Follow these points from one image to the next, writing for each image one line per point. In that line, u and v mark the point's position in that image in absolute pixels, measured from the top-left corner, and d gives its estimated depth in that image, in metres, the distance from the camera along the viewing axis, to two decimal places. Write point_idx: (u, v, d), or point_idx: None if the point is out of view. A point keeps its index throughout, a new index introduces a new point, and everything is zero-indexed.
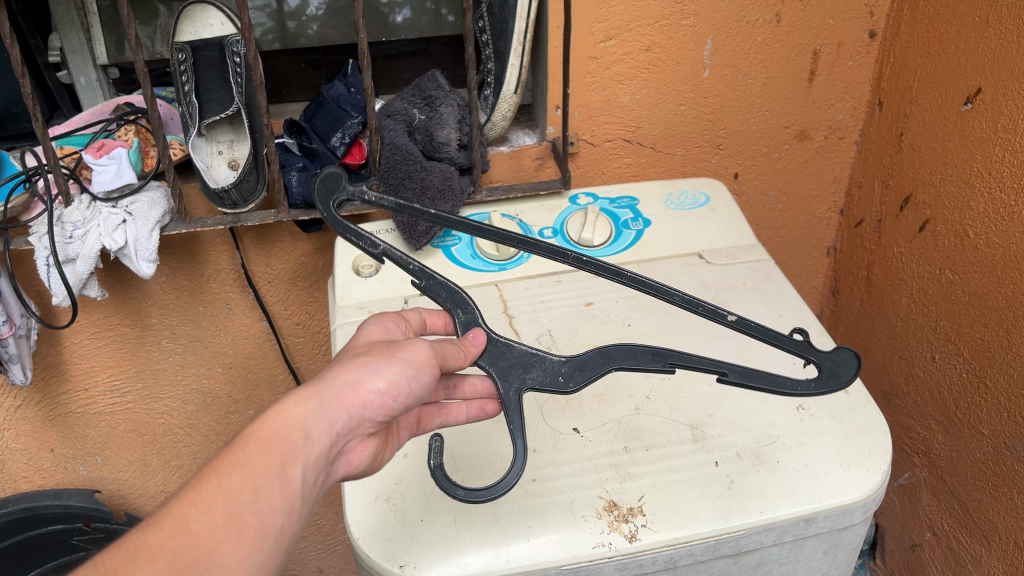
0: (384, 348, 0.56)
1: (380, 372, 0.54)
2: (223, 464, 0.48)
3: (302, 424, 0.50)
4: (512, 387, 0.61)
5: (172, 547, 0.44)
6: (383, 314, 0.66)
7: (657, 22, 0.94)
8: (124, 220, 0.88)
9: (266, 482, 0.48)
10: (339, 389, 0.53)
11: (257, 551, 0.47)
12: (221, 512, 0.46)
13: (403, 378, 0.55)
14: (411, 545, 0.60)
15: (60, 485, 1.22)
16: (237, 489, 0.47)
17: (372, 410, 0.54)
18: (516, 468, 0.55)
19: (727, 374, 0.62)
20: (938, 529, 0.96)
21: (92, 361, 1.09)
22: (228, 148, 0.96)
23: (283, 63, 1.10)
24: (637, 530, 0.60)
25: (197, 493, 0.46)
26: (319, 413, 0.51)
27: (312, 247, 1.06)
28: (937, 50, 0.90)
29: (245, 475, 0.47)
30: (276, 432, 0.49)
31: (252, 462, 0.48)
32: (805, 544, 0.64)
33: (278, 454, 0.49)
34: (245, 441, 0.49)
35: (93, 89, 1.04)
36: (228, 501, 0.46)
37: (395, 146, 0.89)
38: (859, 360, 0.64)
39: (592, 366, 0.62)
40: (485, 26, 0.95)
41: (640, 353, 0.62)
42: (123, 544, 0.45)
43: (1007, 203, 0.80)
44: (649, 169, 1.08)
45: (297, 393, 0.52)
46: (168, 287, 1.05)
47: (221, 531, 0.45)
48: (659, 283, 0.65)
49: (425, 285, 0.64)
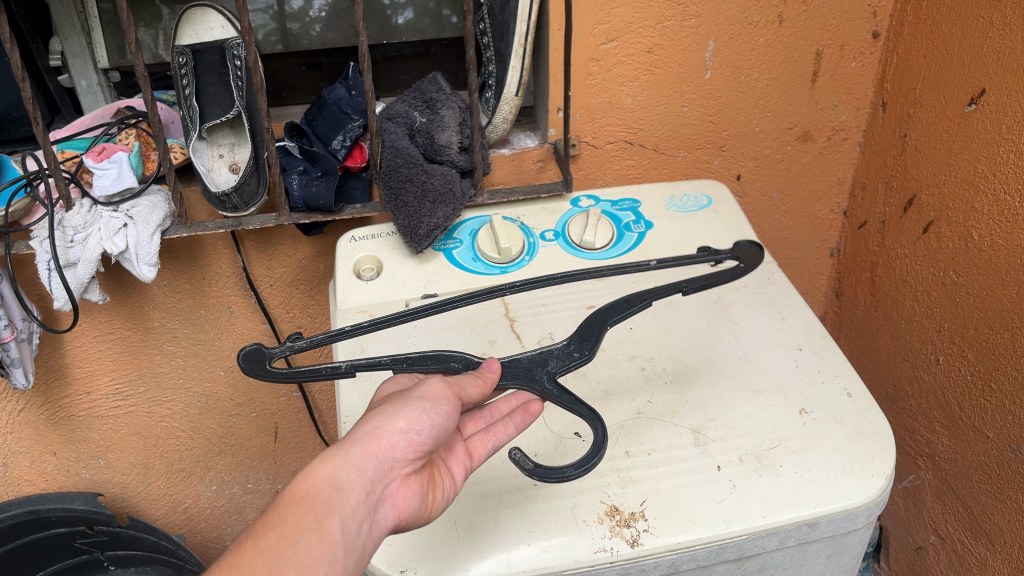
0: (403, 394, 0.57)
1: (398, 413, 0.54)
2: (260, 528, 0.49)
3: (332, 477, 0.51)
4: (543, 379, 0.65)
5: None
6: (396, 377, 0.66)
7: (659, 24, 0.94)
8: (125, 224, 0.88)
9: (303, 537, 0.49)
10: (361, 438, 0.53)
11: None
12: (260, 568, 0.47)
13: (422, 412, 0.54)
14: (412, 551, 0.60)
15: (63, 488, 1.22)
16: (274, 547, 0.48)
17: (400, 450, 0.53)
18: (598, 425, 0.60)
19: (686, 288, 0.73)
20: (942, 532, 0.96)
21: (94, 365, 1.10)
22: (229, 152, 0.96)
23: (284, 65, 1.09)
24: (639, 535, 0.60)
25: (237, 555, 0.48)
26: (346, 463, 0.52)
27: (314, 251, 1.06)
28: (940, 52, 0.89)
29: (280, 534, 0.49)
30: (308, 490, 0.51)
31: (286, 521, 0.49)
32: (808, 548, 0.64)
33: (311, 510, 0.50)
34: (279, 504, 0.50)
35: (94, 93, 1.05)
36: (266, 560, 0.47)
37: (396, 149, 0.89)
38: (754, 242, 0.81)
39: (590, 336, 0.68)
40: (486, 28, 0.95)
41: (618, 307, 0.70)
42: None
43: (1011, 205, 0.79)
44: (651, 171, 1.08)
45: (325, 452, 0.53)
46: (168, 291, 1.05)
47: None
48: (581, 271, 0.76)
49: (405, 367, 0.65)
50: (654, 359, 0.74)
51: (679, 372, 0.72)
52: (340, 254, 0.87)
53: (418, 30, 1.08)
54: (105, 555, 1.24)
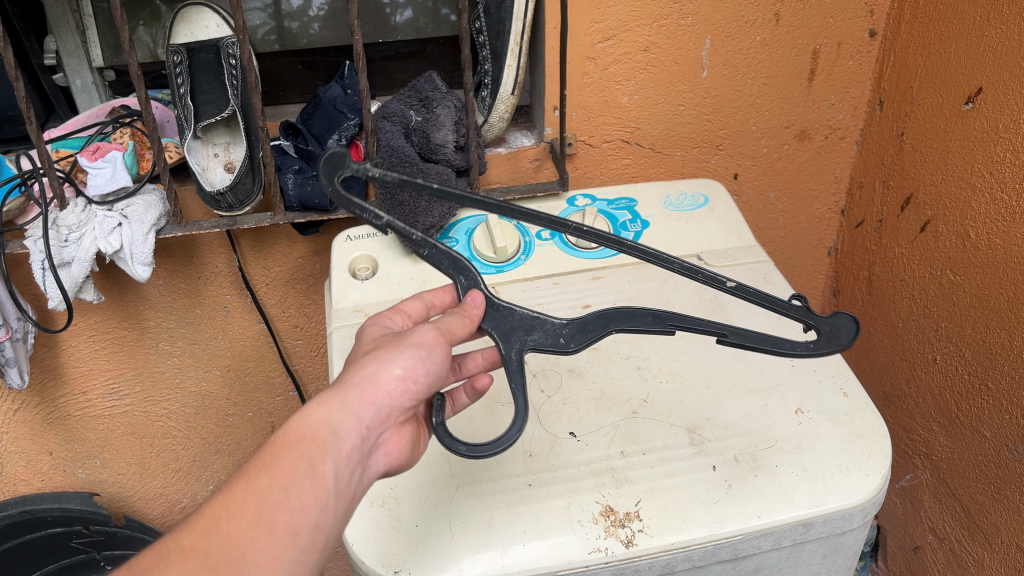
0: (395, 338, 0.55)
1: (394, 360, 0.53)
2: (252, 469, 0.47)
3: (328, 421, 0.49)
4: (513, 348, 0.59)
5: (204, 547, 0.43)
6: (379, 314, 0.62)
7: (655, 23, 0.94)
8: (120, 223, 0.88)
9: (297, 481, 0.47)
10: (359, 384, 0.51)
11: (293, 548, 0.46)
12: (251, 512, 0.45)
13: (418, 360, 0.53)
14: (406, 551, 0.59)
15: (60, 488, 1.21)
16: (267, 490, 0.46)
17: (396, 398, 0.52)
18: (517, 425, 0.54)
19: (725, 337, 0.62)
20: (940, 531, 0.95)
21: (90, 365, 1.09)
22: (224, 150, 0.96)
23: (280, 65, 1.10)
24: (633, 535, 0.60)
25: (227, 495, 0.46)
26: (342, 407, 0.50)
27: (310, 250, 1.06)
28: (937, 50, 0.89)
29: (274, 476, 0.47)
30: (304, 433, 0.49)
31: (279, 463, 0.47)
32: (804, 548, 0.64)
33: (307, 453, 0.48)
34: (271, 445, 0.48)
35: (89, 92, 1.04)
36: (257, 502, 0.46)
37: (391, 147, 0.88)
38: (858, 326, 0.65)
39: (593, 329, 0.60)
40: (482, 27, 0.96)
41: (640, 316, 0.61)
42: (157, 547, 0.44)
43: (1008, 204, 0.79)
44: (649, 170, 1.08)
45: (319, 395, 0.51)
46: (164, 290, 1.05)
47: (253, 530, 0.45)
48: (655, 251, 0.63)
49: (427, 255, 0.62)
50: (651, 358, 0.74)
51: (674, 371, 0.72)
52: (336, 253, 0.87)
53: (414, 29, 1.08)
54: (103, 555, 1.24)
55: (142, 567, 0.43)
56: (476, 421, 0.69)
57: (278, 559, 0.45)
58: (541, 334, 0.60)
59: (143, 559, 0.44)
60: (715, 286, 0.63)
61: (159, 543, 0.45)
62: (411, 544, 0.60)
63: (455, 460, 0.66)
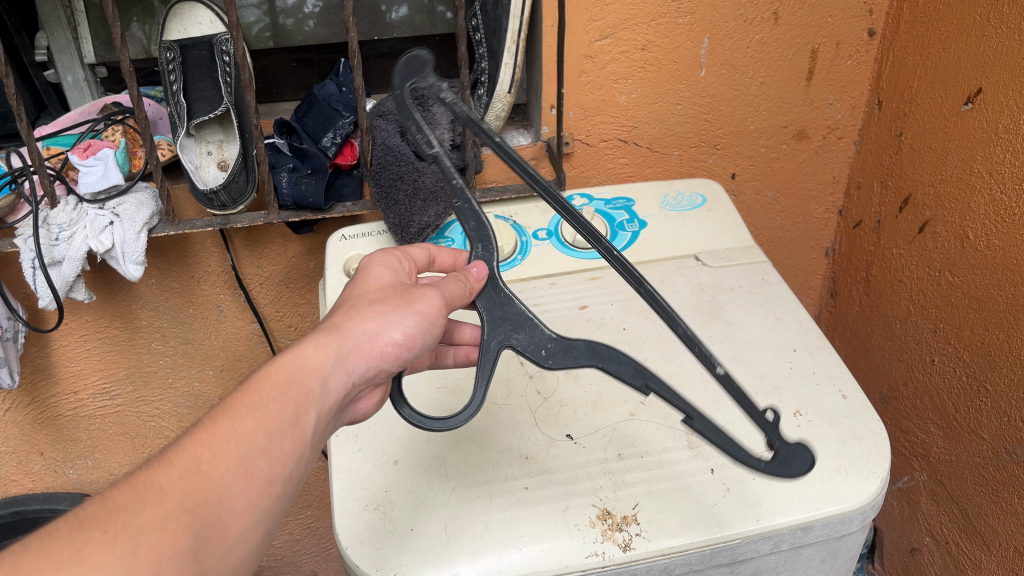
0: (400, 294, 0.56)
1: (397, 323, 0.54)
2: (237, 406, 0.48)
3: (320, 370, 0.50)
4: (495, 339, 0.58)
5: (183, 486, 0.43)
6: (389, 252, 0.62)
7: (652, 21, 0.93)
8: (111, 221, 0.87)
9: (279, 429, 0.47)
10: (357, 339, 0.53)
11: (266, 496, 0.46)
12: (233, 455, 0.45)
13: (419, 329, 0.55)
14: (400, 554, 0.58)
15: (50, 488, 1.20)
16: (250, 432, 0.47)
17: (389, 360, 0.54)
18: (468, 411, 0.54)
19: (693, 418, 0.57)
20: (937, 533, 0.95)
21: (81, 364, 1.08)
22: (217, 149, 0.95)
23: (274, 61, 1.09)
24: (631, 539, 0.59)
25: (211, 433, 0.46)
26: (337, 360, 0.51)
27: (304, 249, 1.05)
28: (937, 49, 0.88)
29: (259, 420, 0.47)
30: (296, 377, 0.49)
31: (267, 406, 0.48)
32: (802, 552, 0.63)
33: (295, 400, 0.49)
34: (261, 382, 0.49)
35: (81, 89, 1.03)
36: (239, 443, 0.46)
37: (387, 146, 0.89)
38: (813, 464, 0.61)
39: (578, 354, 0.58)
40: (478, 25, 0.94)
41: (624, 364, 0.57)
42: (134, 480, 0.44)
43: (1007, 206, 0.78)
44: (646, 170, 1.07)
45: (315, 339, 0.52)
46: (157, 289, 1.04)
47: (232, 475, 0.45)
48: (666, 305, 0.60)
49: (458, 207, 0.63)
50: (648, 360, 0.73)
51: (673, 373, 0.71)
52: (330, 254, 0.86)
53: (410, 26, 1.07)
54: None
55: (117, 503, 0.42)
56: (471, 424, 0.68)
57: (252, 506, 0.46)
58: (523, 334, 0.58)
59: (119, 494, 0.43)
60: (705, 365, 0.60)
61: (135, 478, 0.44)
62: (407, 548, 0.59)
63: (450, 463, 0.65)
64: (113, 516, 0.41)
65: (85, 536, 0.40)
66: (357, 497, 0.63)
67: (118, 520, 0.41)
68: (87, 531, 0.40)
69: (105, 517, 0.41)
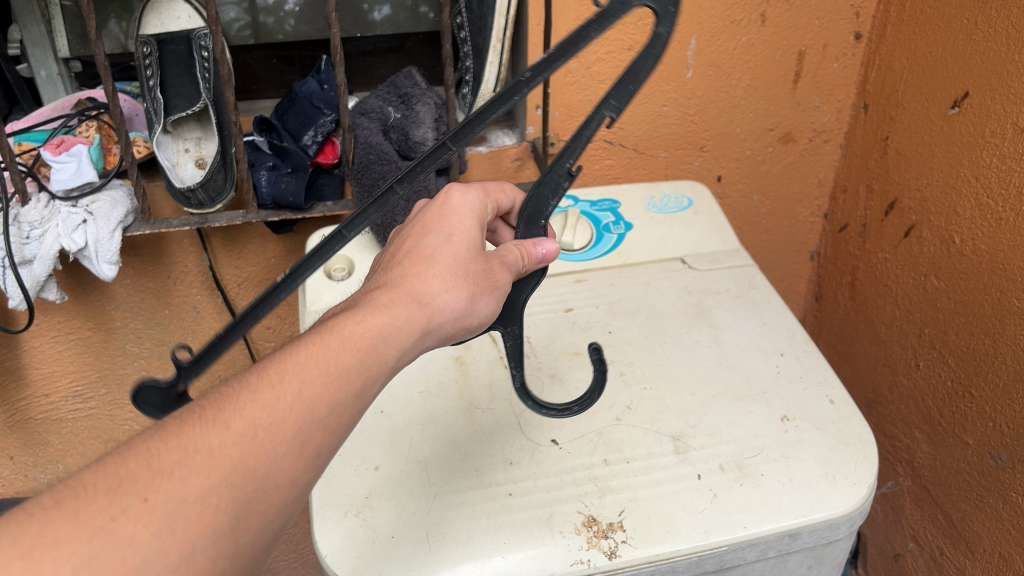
0: (488, 271, 0.52)
1: (480, 306, 0.51)
2: (309, 369, 0.43)
3: (401, 343, 0.46)
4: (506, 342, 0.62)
5: (234, 455, 0.39)
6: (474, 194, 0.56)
7: (640, 21, 0.92)
8: (84, 220, 0.85)
9: (345, 403, 0.44)
10: (441, 314, 0.49)
11: (314, 471, 0.43)
12: (292, 424, 0.41)
13: (491, 312, 0.53)
14: (382, 562, 0.57)
15: (21, 492, 1.18)
16: (315, 404, 0.42)
17: (458, 336, 0.52)
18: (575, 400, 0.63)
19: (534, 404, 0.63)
20: (921, 538, 0.94)
21: (53, 366, 1.06)
22: (195, 146, 0.93)
23: (254, 58, 1.07)
24: (617, 546, 0.58)
25: (275, 397, 0.42)
26: (419, 336, 0.48)
27: (284, 249, 1.03)
28: (924, 53, 0.88)
29: (327, 388, 0.43)
30: (373, 349, 0.45)
31: (338, 376, 0.44)
32: (789, 559, 0.62)
33: (367, 373, 0.45)
34: (338, 343, 0.44)
35: (55, 84, 1.01)
36: (302, 415, 0.42)
37: (369, 145, 0.86)
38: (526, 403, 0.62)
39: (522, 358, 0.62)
40: (463, 23, 0.93)
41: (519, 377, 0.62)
42: (182, 435, 0.40)
43: (994, 211, 0.78)
44: (631, 171, 1.06)
45: (400, 305, 0.48)
46: (131, 290, 1.02)
47: (286, 447, 0.41)
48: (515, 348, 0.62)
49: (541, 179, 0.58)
50: (634, 364, 0.72)
51: (658, 378, 0.70)
52: (309, 254, 0.84)
53: (394, 24, 1.05)
54: None
55: (162, 464, 0.38)
56: (454, 429, 0.66)
57: (296, 482, 0.42)
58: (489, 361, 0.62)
59: (165, 451, 0.39)
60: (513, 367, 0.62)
61: (182, 430, 0.40)
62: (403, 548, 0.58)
63: (433, 468, 0.63)
64: (154, 480, 0.37)
65: (122, 502, 0.36)
66: (337, 503, 0.61)
67: (160, 486, 0.37)
68: (124, 496, 0.37)
69: (146, 481, 0.37)
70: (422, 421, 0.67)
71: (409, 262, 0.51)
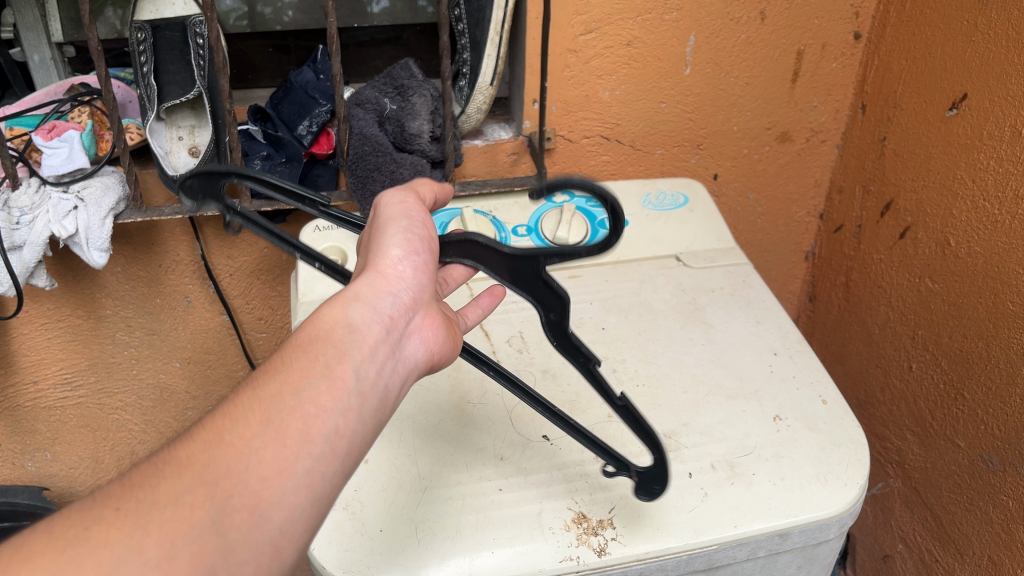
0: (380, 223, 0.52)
1: (390, 241, 0.49)
2: (261, 376, 0.42)
3: (337, 318, 0.44)
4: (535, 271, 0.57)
5: (204, 459, 0.38)
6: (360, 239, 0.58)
7: (638, 17, 0.92)
8: (76, 206, 0.84)
9: (311, 386, 0.41)
10: (367, 276, 0.47)
11: (307, 456, 0.40)
12: (259, 419, 0.40)
13: (409, 231, 0.50)
14: (369, 558, 0.56)
15: (8, 480, 1.18)
16: (275, 396, 0.41)
17: (412, 281, 0.49)
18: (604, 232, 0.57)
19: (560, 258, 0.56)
20: (910, 540, 0.94)
21: (42, 354, 1.05)
22: (189, 134, 0.92)
23: (250, 47, 1.07)
24: (606, 543, 0.57)
25: (232, 405, 0.41)
26: (356, 300, 0.45)
27: (277, 240, 1.02)
28: (923, 54, 0.88)
29: (284, 381, 0.41)
30: (317, 335, 0.43)
31: (291, 367, 0.42)
32: (778, 560, 0.62)
33: (321, 355, 0.43)
34: (281, 351, 0.43)
35: (47, 68, 1.00)
36: (266, 408, 0.40)
37: (365, 136, 0.87)
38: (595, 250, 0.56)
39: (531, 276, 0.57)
40: (461, 14, 0.92)
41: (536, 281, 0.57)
42: (154, 459, 0.39)
43: (991, 213, 0.78)
44: (627, 168, 1.06)
45: (329, 300, 0.46)
46: (122, 278, 1.01)
47: (260, 439, 0.39)
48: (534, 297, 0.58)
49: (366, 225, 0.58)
50: (627, 361, 0.72)
51: (650, 375, 0.70)
52: (303, 245, 0.83)
53: (391, 16, 1.04)
54: None
55: (135, 480, 0.38)
56: (445, 423, 0.66)
57: (287, 471, 0.39)
58: (539, 292, 0.58)
59: (138, 471, 0.39)
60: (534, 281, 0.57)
61: (154, 457, 0.40)
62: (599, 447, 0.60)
63: (423, 462, 0.63)
64: (127, 492, 0.37)
65: (94, 514, 0.36)
66: None
67: (132, 496, 0.37)
68: (97, 509, 0.36)
69: (119, 495, 0.37)
70: (412, 415, 0.67)
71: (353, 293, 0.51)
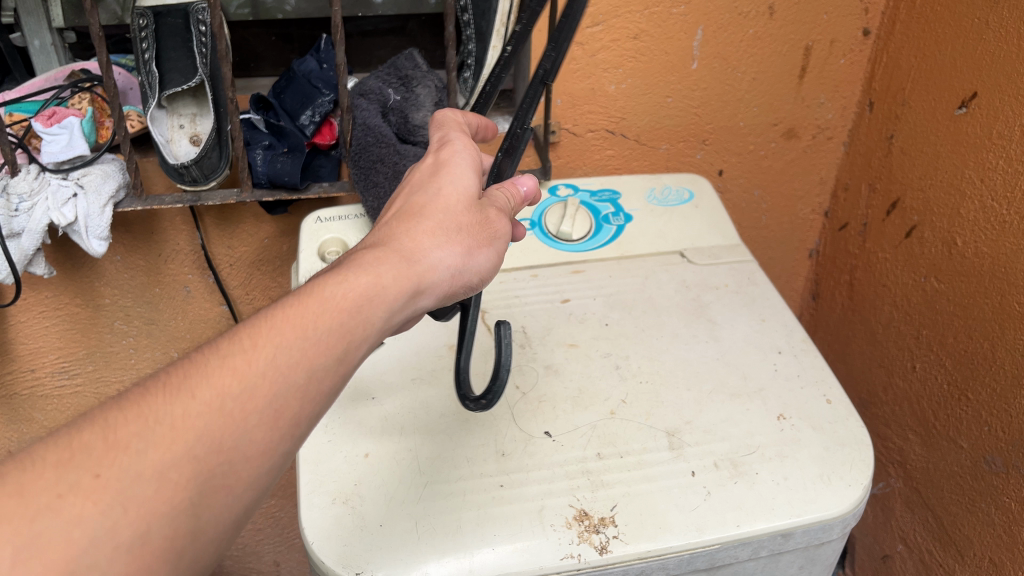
0: (483, 223, 0.51)
1: (477, 264, 0.50)
2: (290, 330, 0.43)
3: (387, 305, 0.46)
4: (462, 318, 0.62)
5: (196, 427, 0.39)
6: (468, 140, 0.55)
7: (645, 9, 0.91)
8: (75, 194, 0.84)
9: (323, 365, 0.43)
10: (432, 276, 0.48)
11: (289, 440, 0.42)
12: (264, 393, 0.41)
13: (493, 266, 0.51)
14: (369, 552, 0.56)
15: None
16: (289, 368, 0.42)
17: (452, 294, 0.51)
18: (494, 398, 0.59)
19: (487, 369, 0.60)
20: (910, 540, 0.94)
21: (39, 342, 1.04)
22: (190, 122, 0.91)
23: (252, 35, 1.07)
24: (608, 541, 0.57)
25: (246, 362, 0.42)
26: (409, 298, 0.47)
27: (278, 230, 1.01)
28: (933, 51, 0.87)
29: (303, 353, 0.43)
30: (358, 315, 0.44)
31: (316, 339, 0.43)
32: (781, 559, 0.61)
33: (349, 337, 0.44)
34: (324, 300, 0.44)
35: (48, 54, 0.99)
36: (273, 380, 0.42)
37: (367, 126, 0.85)
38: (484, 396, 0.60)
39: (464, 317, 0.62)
40: (466, 5, 0.90)
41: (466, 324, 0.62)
42: (143, 405, 0.39)
43: (999, 214, 0.77)
44: (632, 162, 1.05)
45: (391, 270, 0.46)
46: (122, 267, 1.00)
47: (256, 417, 0.41)
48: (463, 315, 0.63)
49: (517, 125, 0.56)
50: (631, 357, 0.71)
51: (654, 372, 0.69)
52: (305, 235, 0.83)
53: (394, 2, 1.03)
54: None
55: (120, 438, 0.38)
56: (446, 418, 0.65)
57: (269, 453, 0.41)
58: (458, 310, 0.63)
59: (123, 424, 0.38)
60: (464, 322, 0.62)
61: (145, 401, 0.39)
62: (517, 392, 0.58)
63: (423, 455, 0.62)
64: (110, 454, 0.37)
65: (71, 479, 0.36)
66: (325, 490, 0.60)
67: (114, 461, 0.37)
68: (74, 472, 0.36)
69: (99, 455, 0.37)
70: (413, 408, 0.66)
71: (397, 217, 0.50)
